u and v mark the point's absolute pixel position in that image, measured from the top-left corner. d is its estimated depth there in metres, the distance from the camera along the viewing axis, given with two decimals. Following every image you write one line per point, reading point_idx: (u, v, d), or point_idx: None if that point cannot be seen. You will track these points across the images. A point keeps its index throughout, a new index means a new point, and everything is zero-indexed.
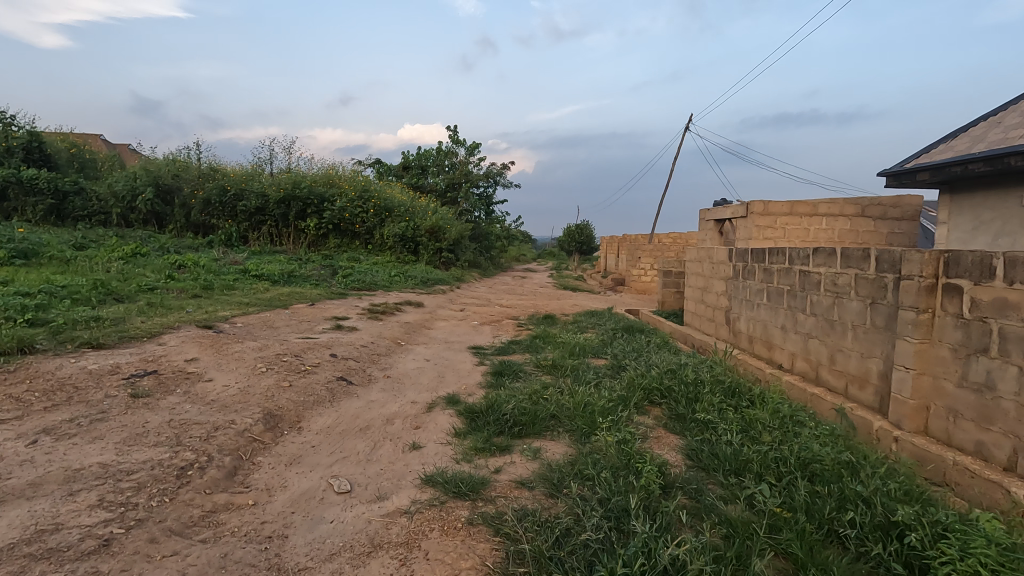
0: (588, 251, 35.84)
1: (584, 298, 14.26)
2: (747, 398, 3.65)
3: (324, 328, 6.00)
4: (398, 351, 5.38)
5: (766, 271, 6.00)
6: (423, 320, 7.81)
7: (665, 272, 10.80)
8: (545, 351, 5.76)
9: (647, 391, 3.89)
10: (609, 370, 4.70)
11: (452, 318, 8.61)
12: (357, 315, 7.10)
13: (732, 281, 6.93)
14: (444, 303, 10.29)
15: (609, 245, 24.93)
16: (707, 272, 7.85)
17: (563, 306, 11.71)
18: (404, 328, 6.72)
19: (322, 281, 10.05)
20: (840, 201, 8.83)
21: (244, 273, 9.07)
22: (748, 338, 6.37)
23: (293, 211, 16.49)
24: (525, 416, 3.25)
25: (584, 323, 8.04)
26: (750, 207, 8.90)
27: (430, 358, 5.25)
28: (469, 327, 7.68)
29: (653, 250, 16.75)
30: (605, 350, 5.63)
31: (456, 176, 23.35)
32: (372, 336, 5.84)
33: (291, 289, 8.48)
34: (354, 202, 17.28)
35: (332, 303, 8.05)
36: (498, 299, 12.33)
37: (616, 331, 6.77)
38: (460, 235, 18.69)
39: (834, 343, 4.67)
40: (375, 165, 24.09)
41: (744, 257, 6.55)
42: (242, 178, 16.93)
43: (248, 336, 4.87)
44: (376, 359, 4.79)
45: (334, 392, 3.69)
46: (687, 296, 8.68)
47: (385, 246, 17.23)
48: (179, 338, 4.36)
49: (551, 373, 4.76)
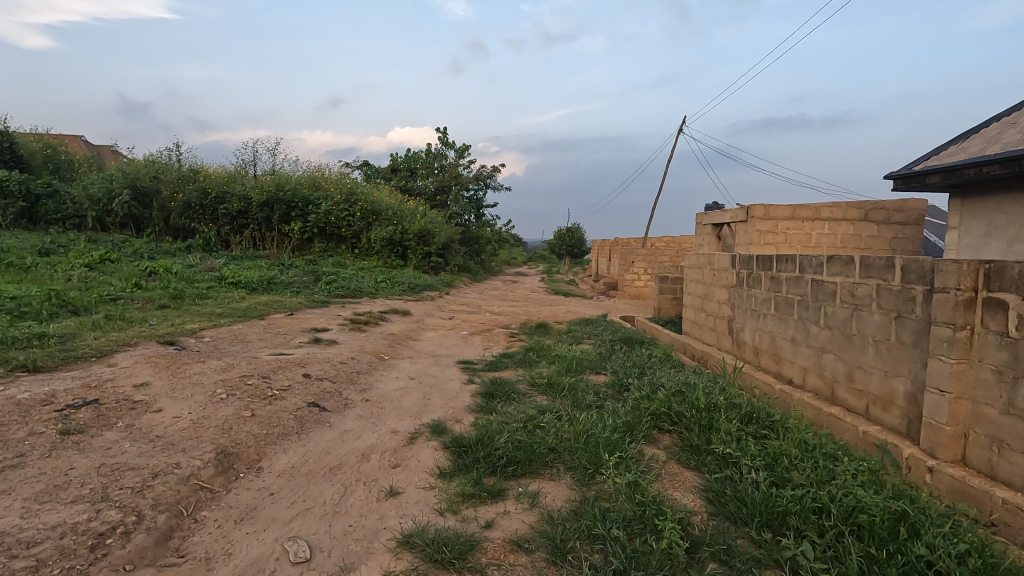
0: (579, 255, 35.56)
1: (577, 304, 13.90)
2: (767, 425, 3.28)
3: (301, 342, 5.56)
4: (380, 368, 4.94)
5: (773, 279, 5.66)
6: (409, 330, 7.38)
7: (661, 278, 10.45)
8: (539, 366, 5.36)
9: (655, 416, 3.51)
10: (610, 389, 4.31)
11: (441, 328, 8.20)
12: (338, 327, 6.66)
13: (735, 290, 6.58)
14: (432, 311, 9.86)
15: (601, 249, 24.64)
16: (707, 280, 7.50)
17: (556, 313, 11.33)
18: (387, 340, 6.29)
19: (304, 288, 9.58)
20: (842, 205, 8.53)
21: (220, 280, 8.59)
22: (754, 350, 6.02)
23: (277, 215, 16.00)
24: (520, 451, 2.85)
25: (579, 333, 7.65)
26: (750, 211, 8.57)
27: (415, 376, 4.83)
28: (458, 338, 7.26)
29: (646, 254, 16.44)
30: (603, 365, 5.24)
31: (445, 178, 22.95)
32: (353, 350, 5.40)
33: (269, 298, 8.02)
34: (340, 205, 16.81)
35: (312, 312, 7.59)
36: (489, 306, 11.92)
37: (614, 342, 6.39)
38: (449, 239, 18.27)
39: (852, 359, 4.32)
40: (362, 167, 23.62)
41: (749, 264, 6.21)
42: (224, 181, 16.40)
43: (213, 355, 4.41)
44: (354, 379, 4.36)
45: (303, 422, 3.26)
46: (686, 304, 8.32)
47: (372, 250, 16.77)
48: (132, 358, 3.91)
49: (547, 393, 4.37)
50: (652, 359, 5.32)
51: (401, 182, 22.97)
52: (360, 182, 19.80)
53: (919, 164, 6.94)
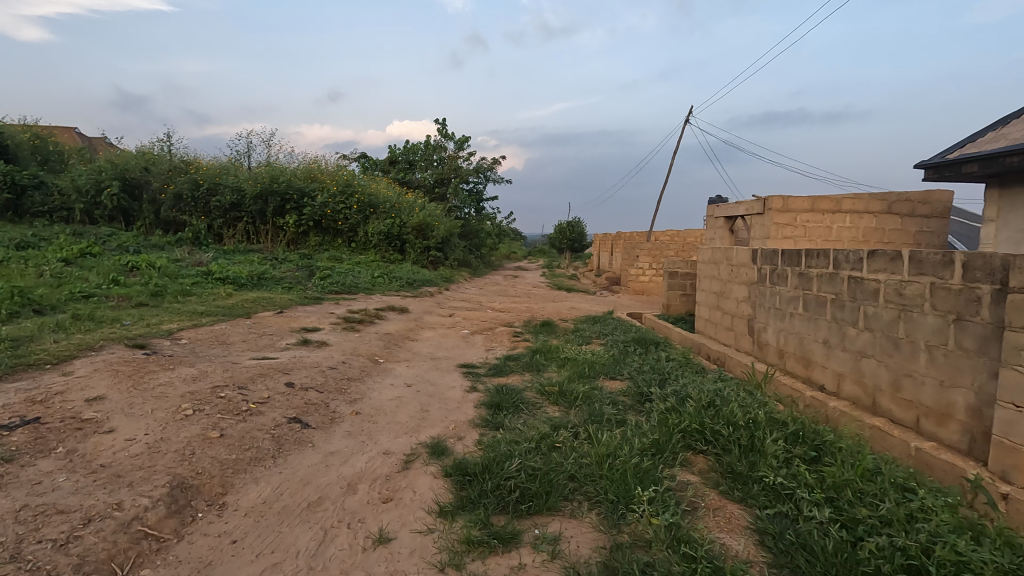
0: (580, 249, 35.08)
1: (580, 300, 13.46)
2: (817, 446, 2.85)
3: (288, 344, 5.10)
4: (374, 374, 4.50)
5: (802, 275, 5.21)
6: (407, 330, 6.93)
7: (670, 274, 10.01)
8: (547, 371, 4.92)
9: (685, 433, 3.07)
10: (629, 400, 3.87)
11: (440, 327, 7.75)
12: (330, 326, 6.20)
13: (756, 287, 6.13)
14: (430, 308, 9.40)
15: (603, 243, 24.18)
16: (724, 276, 7.04)
17: (560, 310, 10.88)
18: (383, 342, 5.83)
19: (296, 284, 9.11)
20: (865, 196, 8.07)
21: (207, 275, 8.14)
22: (779, 352, 5.58)
23: (271, 207, 15.53)
24: (535, 481, 2.41)
25: (587, 332, 7.20)
26: (767, 202, 8.10)
27: (413, 383, 4.38)
28: (458, 338, 6.81)
29: (651, 249, 15.97)
30: (619, 370, 4.80)
31: (445, 171, 22.45)
32: (344, 354, 4.95)
33: (258, 294, 7.56)
34: (336, 197, 16.32)
35: (304, 310, 7.13)
36: (489, 302, 11.45)
37: (627, 343, 5.95)
38: (449, 232, 17.79)
39: (899, 365, 3.88)
40: (360, 159, 23.09)
41: (772, 259, 5.76)
42: (216, 172, 15.90)
43: (187, 360, 3.95)
44: (344, 388, 3.90)
45: (282, 442, 2.82)
46: (699, 302, 7.87)
47: (370, 244, 16.30)
48: (92, 366, 3.45)
49: (559, 403, 3.92)
50: (671, 363, 4.89)
51: (400, 174, 22.46)
52: (357, 174, 19.29)
53: (953, 151, 6.47)
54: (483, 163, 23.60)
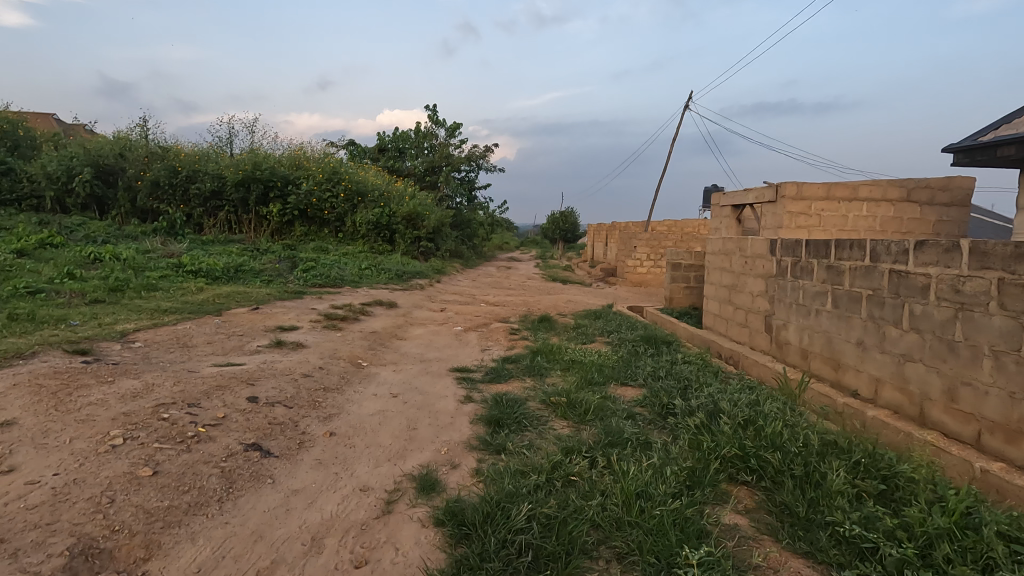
0: (574, 240, 34.59)
1: (577, 293, 12.96)
2: (885, 478, 2.37)
3: (259, 346, 4.54)
4: (355, 382, 3.95)
5: (830, 269, 4.71)
6: (394, 327, 6.38)
7: (672, 266, 9.60)
8: (550, 377, 4.40)
9: (724, 461, 2.58)
10: (649, 414, 3.37)
11: (431, 323, 7.22)
12: (309, 324, 5.64)
13: (775, 280, 5.64)
14: (420, 302, 8.85)
15: (597, 233, 23.70)
16: (737, 268, 6.54)
17: (557, 303, 10.37)
18: (367, 342, 5.28)
19: (276, 277, 8.52)
20: (883, 183, 7.58)
21: (178, 267, 7.52)
22: (802, 353, 5.10)
23: (254, 195, 14.84)
24: (551, 536, 1.91)
25: (589, 329, 6.68)
26: (780, 189, 7.59)
27: (399, 392, 3.84)
28: (450, 336, 6.26)
29: (649, 239, 15.49)
30: (632, 376, 4.29)
31: (435, 159, 21.80)
32: (322, 357, 4.39)
33: (233, 289, 6.96)
34: (322, 185, 15.65)
35: (282, 306, 6.56)
36: (483, 295, 10.91)
37: (636, 342, 5.45)
38: (440, 222, 17.18)
39: (954, 372, 3.41)
40: (348, 146, 22.33)
41: (795, 250, 5.26)
42: (196, 159, 15.16)
43: (133, 370, 3.38)
44: (318, 401, 3.36)
45: (234, 478, 2.28)
46: (708, 296, 7.38)
47: (358, 235, 15.68)
48: (11, 380, 2.88)
49: (568, 417, 3.41)
50: (689, 367, 4.39)
51: (389, 162, 21.75)
52: (345, 161, 18.58)
53: (984, 134, 5.98)
54: (474, 150, 22.95)
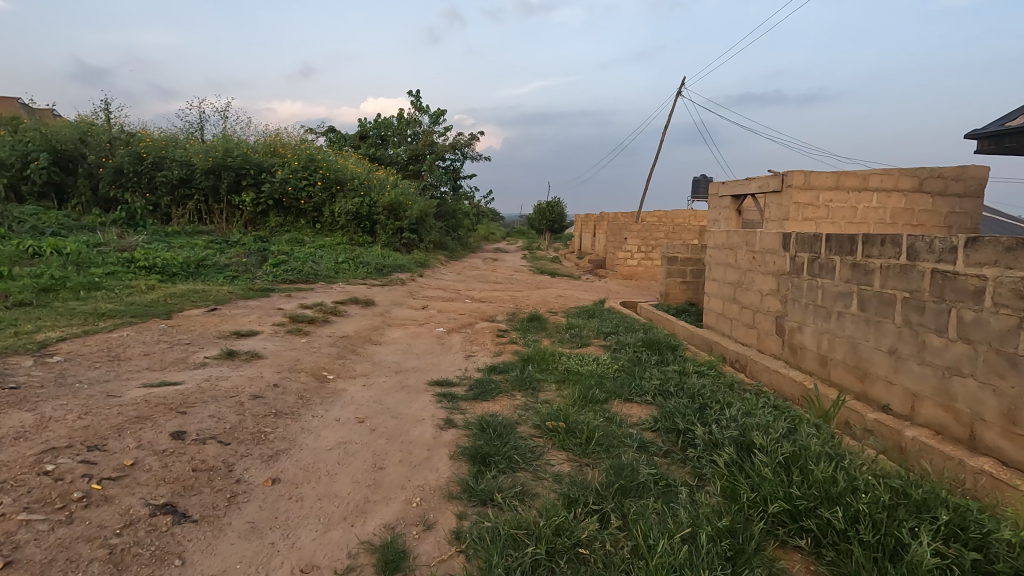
0: (561, 230, 34.05)
1: (566, 287, 12.44)
2: (980, 545, 1.85)
3: (207, 357, 3.91)
4: (315, 403, 3.34)
5: (857, 267, 4.20)
6: (369, 329, 5.76)
7: (668, 259, 9.14)
8: (544, 393, 3.84)
9: (769, 519, 2.06)
10: (664, 445, 2.84)
11: (411, 323, 6.63)
12: (272, 328, 5.02)
13: (788, 278, 5.13)
14: (400, 299, 8.23)
15: (585, 224, 23.16)
16: (743, 263, 6.03)
17: (547, 299, 9.82)
18: (336, 349, 4.67)
19: (243, 272, 7.85)
20: (894, 172, 7.10)
21: (130, 262, 6.82)
22: (821, 360, 4.60)
23: (225, 183, 14.05)
24: None
25: (584, 331, 6.14)
26: (786, 178, 7.08)
27: (367, 415, 3.24)
28: (431, 340, 5.66)
29: (640, 231, 14.99)
30: (637, 390, 3.77)
31: (419, 147, 21.05)
32: (280, 371, 3.77)
33: (190, 287, 6.29)
34: (299, 173, 14.87)
35: (244, 306, 5.92)
36: (468, 290, 10.31)
37: (637, 347, 4.92)
38: (423, 212, 16.51)
39: (1015, 392, 2.92)
40: (327, 134, 21.46)
41: (813, 245, 4.75)
42: (163, 144, 14.28)
43: (35, 396, 2.75)
44: (265, 433, 2.76)
45: (125, 562, 1.69)
46: (710, 293, 6.88)
47: (336, 225, 14.95)
48: None
49: (569, 447, 2.86)
50: (701, 379, 3.87)
51: (371, 150, 20.95)
52: (323, 149, 17.77)
53: (1012, 117, 5.50)
54: (460, 138, 22.22)
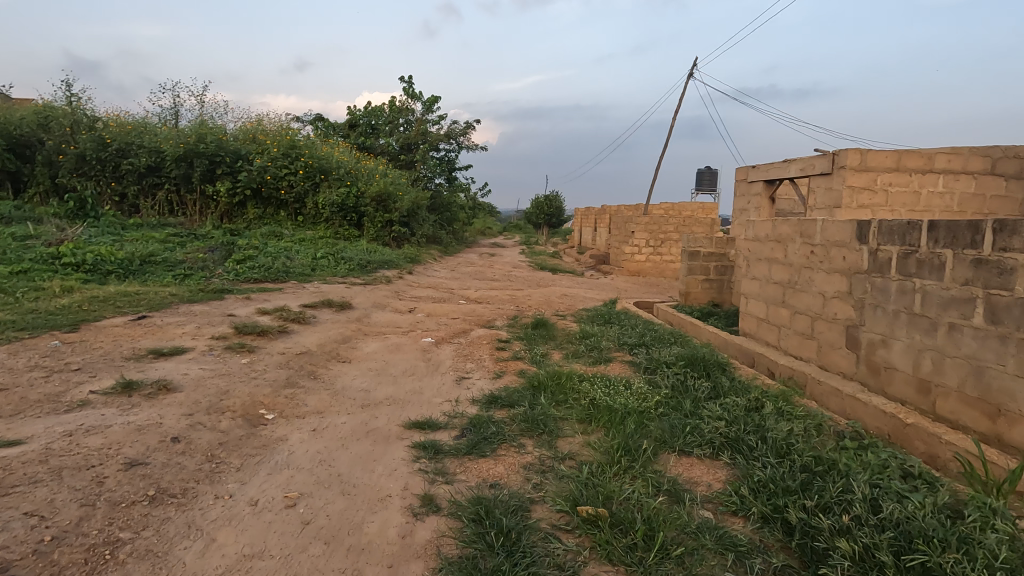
0: (559, 224, 32.90)
1: (569, 285, 11.34)
2: None
3: (91, 393, 2.77)
4: (229, 470, 2.22)
5: (983, 264, 3.13)
6: (338, 341, 4.63)
7: (690, 254, 8.07)
8: (564, 444, 2.75)
9: None
10: (774, 557, 1.78)
11: (393, 330, 5.53)
12: (208, 343, 3.90)
13: (866, 278, 4.05)
14: (384, 301, 7.11)
15: (586, 218, 22.09)
16: (797, 259, 4.94)
17: (551, 299, 8.70)
18: (286, 373, 3.54)
19: (200, 269, 6.73)
20: (963, 151, 6.00)
21: (56, 258, 5.68)
22: (921, 386, 3.53)
23: (198, 171, 12.88)
24: None
25: (603, 342, 5.03)
26: (838, 159, 5.98)
27: (302, 492, 2.12)
28: (414, 355, 4.54)
29: (648, 223, 13.89)
30: (695, 437, 2.71)
31: (411, 136, 19.87)
32: (191, 415, 2.64)
33: (122, 288, 5.16)
34: (278, 160, 13.69)
35: (185, 312, 4.80)
36: (463, 289, 9.17)
37: (678, 364, 3.85)
38: (415, 204, 15.36)
39: None
40: (314, 122, 20.22)
41: (908, 235, 3.67)
42: (130, 129, 13.08)
43: None
44: (113, 547, 1.65)
45: None
46: (749, 294, 5.79)
47: (320, 217, 13.80)
48: None
49: (623, 559, 1.77)
50: (781, 419, 2.82)
51: (361, 139, 19.74)
52: (308, 136, 16.58)
53: None
54: (454, 127, 21.04)
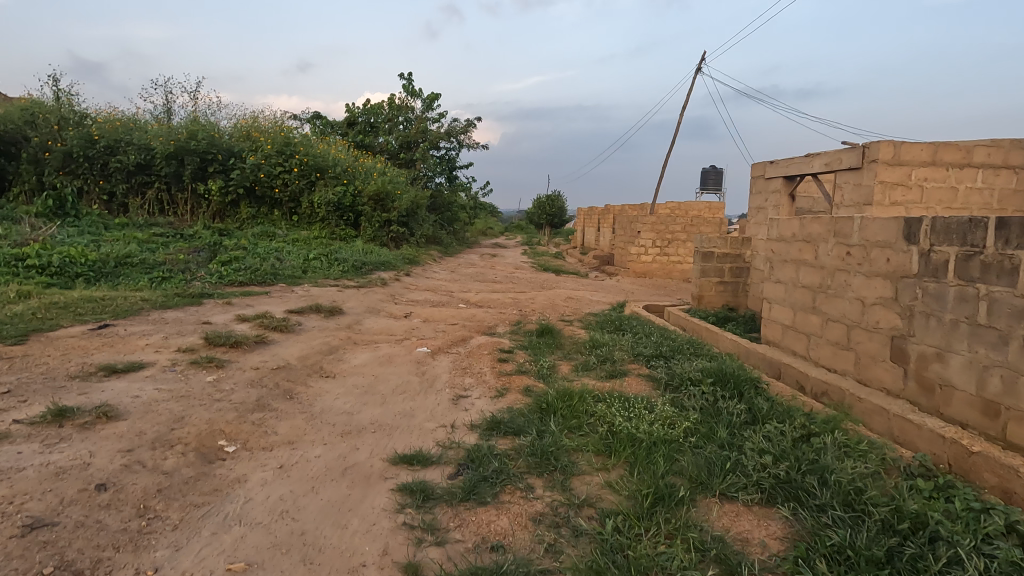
0: (561, 225, 32.45)
1: (574, 287, 10.88)
2: None
3: (14, 423, 2.32)
4: (161, 531, 1.77)
5: None
6: (322, 352, 4.17)
7: (703, 255, 7.61)
8: (580, 486, 2.30)
9: None
10: None
11: (386, 339, 5.08)
12: (172, 357, 3.45)
13: (916, 283, 3.59)
14: (378, 305, 6.66)
15: (589, 218, 21.65)
16: (831, 261, 4.47)
17: (555, 303, 8.24)
18: (256, 394, 3.08)
19: (181, 272, 6.28)
20: (1005, 144, 5.53)
21: (20, 260, 5.23)
22: (987, 409, 3.07)
23: (189, 169, 12.46)
24: None
25: (615, 352, 4.56)
26: (869, 152, 5.51)
27: (251, 562, 1.67)
28: (407, 368, 4.08)
29: (655, 223, 13.42)
30: (739, 477, 2.25)
31: (411, 134, 19.43)
32: (129, 453, 2.19)
33: (88, 293, 4.71)
34: (273, 158, 13.25)
35: (154, 320, 4.34)
36: (463, 292, 8.72)
37: (704, 381, 3.38)
38: (414, 203, 14.91)
39: None
40: (312, 120, 19.79)
41: (971, 235, 3.21)
42: (118, 126, 12.63)
43: None
44: None
45: None
46: (772, 299, 5.33)
47: (316, 217, 13.36)
48: None
49: None
50: (839, 456, 2.36)
51: (360, 137, 19.29)
52: (305, 134, 16.14)
53: None
54: (455, 125, 20.58)
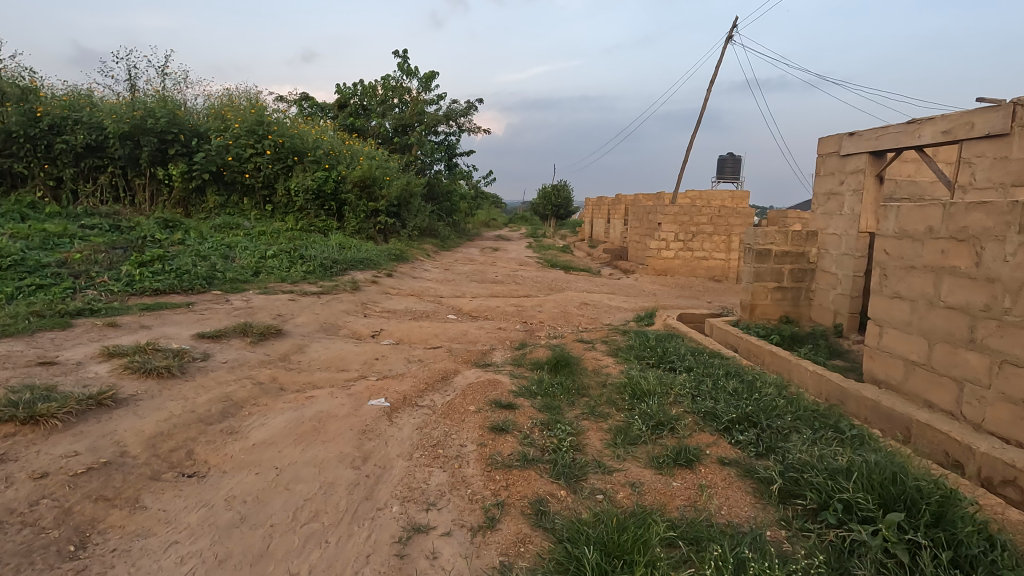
0: (567, 216, 30.83)
1: (588, 289, 9.27)
2: None
3: None
4: None
5: None
6: (206, 417, 2.59)
7: (756, 254, 5.98)
8: None
9: None
10: None
11: (329, 378, 3.51)
12: None
13: None
14: (338, 320, 5.08)
15: (598, 209, 20.06)
16: (1011, 270, 2.85)
17: (568, 312, 6.61)
18: None
19: (72, 277, 4.73)
20: None
21: None
22: None
23: (146, 151, 10.88)
24: None
25: (671, 410, 2.96)
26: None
27: None
28: (340, 446, 2.50)
29: (678, 214, 11.76)
30: None
31: (406, 116, 17.77)
32: None
33: None
34: (245, 139, 11.63)
35: None
36: (454, 297, 7.11)
37: (875, 506, 1.80)
38: (406, 191, 13.31)
39: None
40: (299, 101, 18.10)
41: None
42: (67, 101, 11.01)
43: None
44: None
45: None
46: (885, 321, 3.70)
47: (293, 206, 11.82)
48: None
49: None
50: None
51: (350, 119, 17.55)
52: (287, 114, 14.50)
53: None
54: (454, 107, 18.90)
